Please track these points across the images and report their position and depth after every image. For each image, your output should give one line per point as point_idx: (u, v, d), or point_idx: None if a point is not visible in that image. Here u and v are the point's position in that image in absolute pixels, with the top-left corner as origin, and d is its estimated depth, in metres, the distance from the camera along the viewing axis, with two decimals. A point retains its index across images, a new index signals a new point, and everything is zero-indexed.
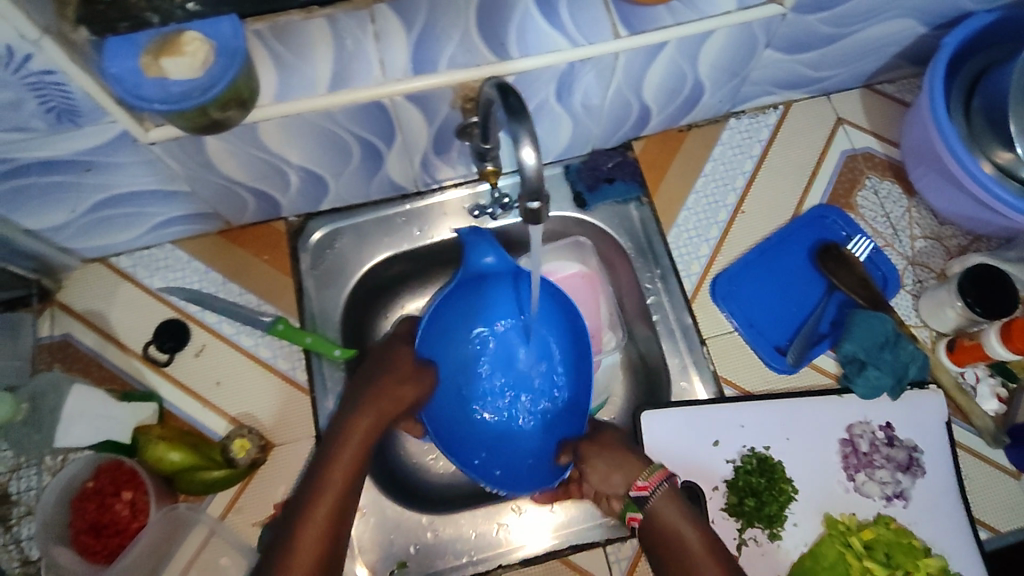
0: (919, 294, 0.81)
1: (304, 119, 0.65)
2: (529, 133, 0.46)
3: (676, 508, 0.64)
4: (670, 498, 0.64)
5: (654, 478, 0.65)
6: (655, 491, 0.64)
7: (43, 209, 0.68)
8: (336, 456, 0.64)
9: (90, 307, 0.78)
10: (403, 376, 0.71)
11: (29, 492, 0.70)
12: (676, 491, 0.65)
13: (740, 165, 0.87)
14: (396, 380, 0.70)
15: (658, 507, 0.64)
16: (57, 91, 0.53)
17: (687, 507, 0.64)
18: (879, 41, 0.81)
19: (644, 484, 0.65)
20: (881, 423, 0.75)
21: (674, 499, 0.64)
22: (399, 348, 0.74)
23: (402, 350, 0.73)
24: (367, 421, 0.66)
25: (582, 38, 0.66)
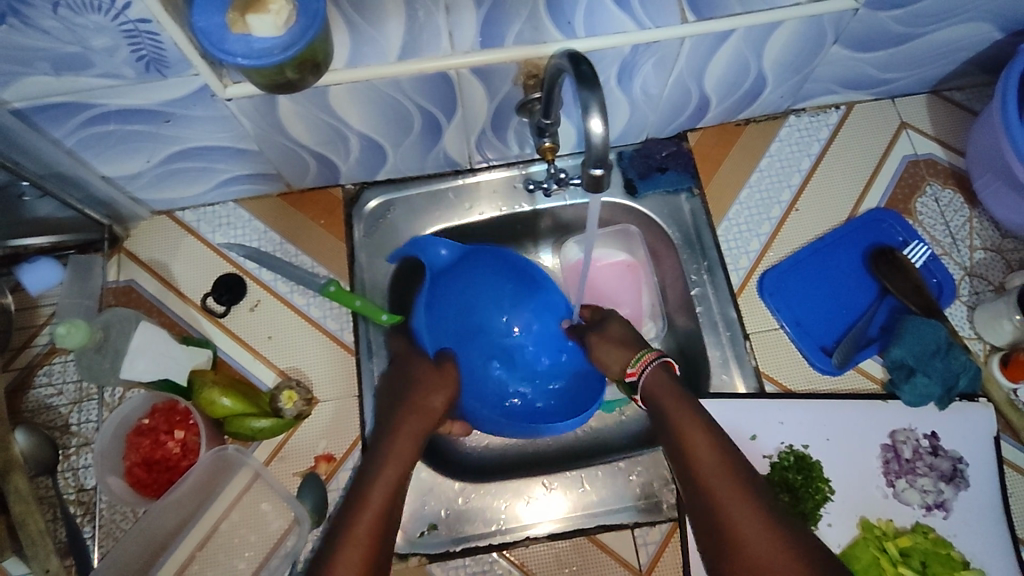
0: (974, 306, 0.79)
1: (372, 86, 0.67)
2: (598, 102, 0.47)
3: (669, 380, 0.68)
4: (659, 380, 0.68)
5: (638, 364, 0.70)
6: (643, 373, 0.69)
7: (121, 157, 0.72)
8: (367, 496, 0.63)
9: (154, 257, 0.82)
10: (432, 395, 0.73)
11: (88, 425, 0.74)
12: (669, 375, 0.69)
13: (797, 163, 0.86)
14: (405, 416, 0.70)
15: (647, 383, 0.68)
16: (149, 40, 0.56)
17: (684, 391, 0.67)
18: (951, 45, 0.79)
19: (632, 372, 0.70)
20: (926, 432, 0.73)
21: (670, 379, 0.68)
22: (416, 369, 0.75)
23: (420, 366, 0.75)
24: (407, 439, 0.69)
25: (648, 21, 0.66)
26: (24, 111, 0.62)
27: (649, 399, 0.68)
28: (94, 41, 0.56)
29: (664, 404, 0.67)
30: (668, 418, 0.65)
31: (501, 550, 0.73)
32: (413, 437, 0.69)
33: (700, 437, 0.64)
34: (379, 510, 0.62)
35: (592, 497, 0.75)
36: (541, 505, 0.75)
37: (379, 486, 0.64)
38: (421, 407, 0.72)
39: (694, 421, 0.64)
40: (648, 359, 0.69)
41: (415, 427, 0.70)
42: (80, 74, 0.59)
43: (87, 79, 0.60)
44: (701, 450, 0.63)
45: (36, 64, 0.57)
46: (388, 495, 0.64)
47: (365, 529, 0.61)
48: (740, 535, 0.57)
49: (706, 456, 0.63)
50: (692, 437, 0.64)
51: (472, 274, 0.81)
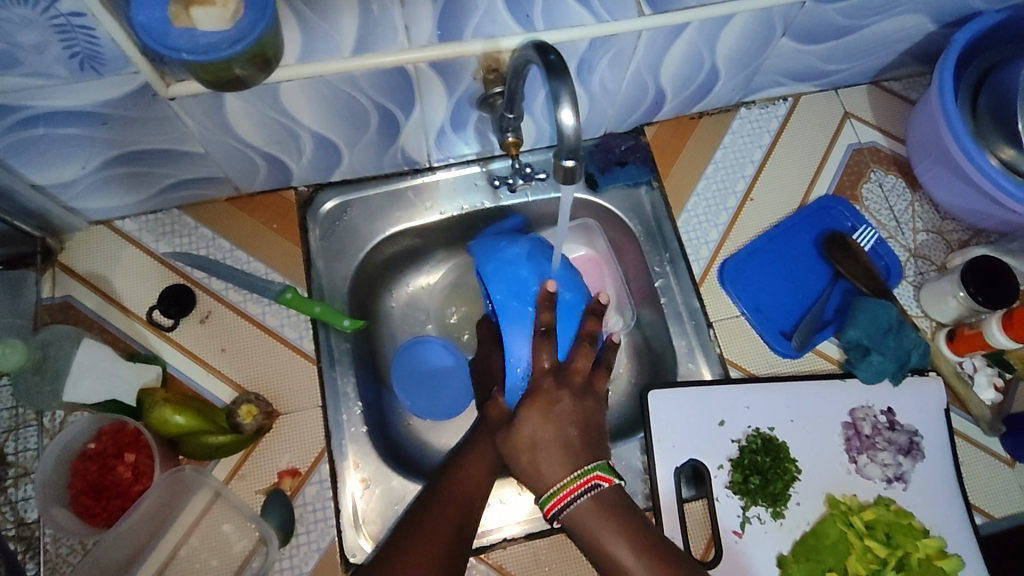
0: (920, 285, 0.83)
1: (326, 82, 0.65)
2: (569, 91, 0.47)
3: (589, 505, 0.64)
4: (581, 510, 0.63)
5: (553, 504, 0.63)
6: (562, 511, 0.63)
7: (52, 164, 0.66)
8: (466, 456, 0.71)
9: (93, 270, 0.77)
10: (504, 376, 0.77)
11: (27, 453, 0.69)
12: (600, 498, 0.64)
13: (749, 154, 0.88)
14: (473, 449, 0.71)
15: (575, 515, 0.64)
16: (82, 36, 0.52)
17: (631, 517, 0.64)
18: (890, 36, 0.82)
19: (547, 511, 0.64)
20: (882, 408, 0.76)
21: (598, 502, 0.64)
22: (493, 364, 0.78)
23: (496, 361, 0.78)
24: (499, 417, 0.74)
25: (607, 13, 0.66)
26: None
27: (572, 528, 0.64)
28: (21, 37, 0.51)
29: (596, 533, 0.63)
30: (596, 540, 0.63)
31: (479, 554, 0.71)
32: (482, 471, 0.70)
33: (625, 555, 0.62)
34: (441, 546, 0.63)
35: None
36: (517, 503, 0.75)
37: (442, 515, 0.65)
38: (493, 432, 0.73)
39: (619, 543, 0.63)
40: (574, 489, 0.63)
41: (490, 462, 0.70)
42: (6, 74, 0.55)
43: (14, 78, 0.55)
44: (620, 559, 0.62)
45: None
46: (454, 520, 0.65)
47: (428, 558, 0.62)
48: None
49: (636, 565, 0.62)
50: (616, 556, 0.63)
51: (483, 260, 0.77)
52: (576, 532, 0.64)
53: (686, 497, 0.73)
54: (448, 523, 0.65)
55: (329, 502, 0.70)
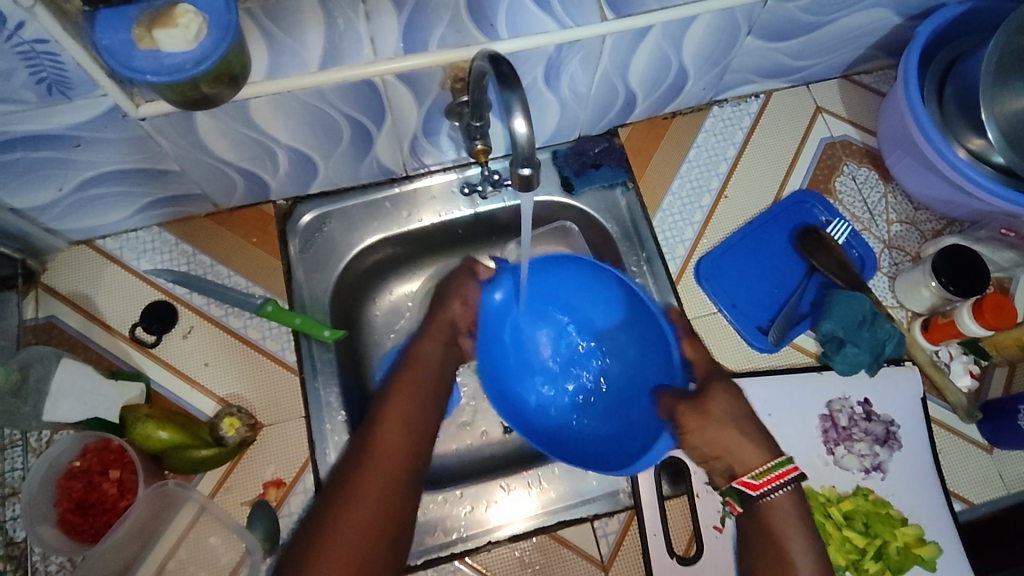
0: (895, 276, 0.83)
1: (295, 97, 0.66)
2: (521, 102, 0.48)
3: (795, 505, 0.70)
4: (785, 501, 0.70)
5: (761, 480, 0.70)
6: (772, 489, 0.69)
7: (29, 187, 0.68)
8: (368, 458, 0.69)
9: (75, 290, 0.78)
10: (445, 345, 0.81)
11: (14, 473, 0.70)
12: (797, 495, 0.70)
13: (723, 152, 0.89)
14: (394, 398, 0.74)
15: (767, 504, 0.70)
16: (48, 61, 0.53)
17: (805, 509, 0.70)
18: (856, 31, 0.83)
19: (755, 485, 0.70)
20: (859, 399, 0.77)
21: (795, 499, 0.70)
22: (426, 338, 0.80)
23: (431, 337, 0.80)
24: (404, 402, 0.74)
25: (569, 20, 0.67)
26: None
27: (756, 514, 0.70)
28: None
29: (781, 532, 0.68)
30: (777, 541, 0.68)
31: (463, 557, 0.72)
32: (400, 422, 0.72)
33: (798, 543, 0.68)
34: (365, 510, 0.66)
35: (551, 494, 0.75)
36: (501, 509, 0.74)
37: (365, 478, 0.68)
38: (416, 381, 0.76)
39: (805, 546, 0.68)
40: (777, 477, 0.69)
41: (403, 410, 0.73)
42: None
43: None
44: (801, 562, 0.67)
45: None
46: (375, 482, 0.68)
47: (350, 527, 0.65)
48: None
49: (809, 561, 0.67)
50: (793, 552, 0.67)
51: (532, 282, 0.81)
52: (755, 521, 0.70)
53: (667, 493, 0.74)
54: (370, 521, 0.66)
55: None
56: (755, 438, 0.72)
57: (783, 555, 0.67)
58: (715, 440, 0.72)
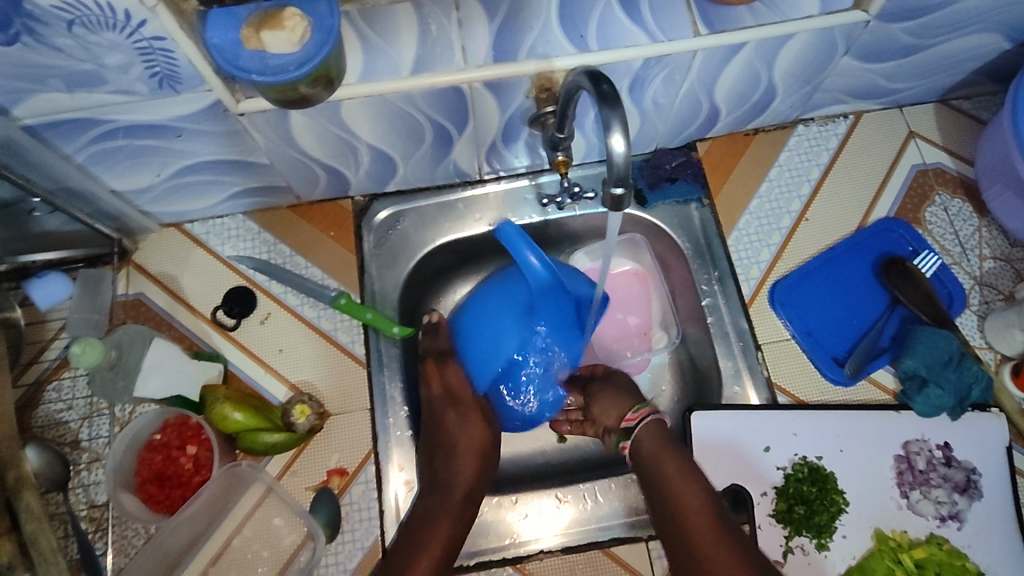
0: (984, 315, 0.79)
1: (384, 100, 0.67)
2: (621, 121, 0.48)
3: (663, 430, 0.70)
4: (652, 429, 0.70)
5: (636, 413, 0.72)
6: (640, 423, 0.71)
7: (130, 171, 0.71)
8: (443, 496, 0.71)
9: (163, 270, 0.82)
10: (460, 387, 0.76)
11: (99, 440, 0.74)
12: (664, 428, 0.70)
13: (806, 173, 0.86)
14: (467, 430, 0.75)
15: (643, 435, 0.70)
16: (162, 57, 0.56)
17: (670, 437, 0.70)
18: (960, 55, 0.79)
19: (631, 416, 0.72)
20: (939, 442, 0.73)
21: (660, 434, 0.70)
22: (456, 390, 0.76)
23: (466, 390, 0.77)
24: (470, 439, 0.75)
25: (661, 34, 0.66)
26: (36, 127, 0.61)
27: (638, 450, 0.69)
28: (108, 59, 0.55)
29: (654, 450, 0.68)
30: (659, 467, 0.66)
31: (515, 565, 0.72)
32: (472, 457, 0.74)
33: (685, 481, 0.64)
34: (446, 537, 0.68)
35: (606, 509, 0.75)
36: (533, 522, 0.75)
37: (444, 515, 0.70)
38: (474, 449, 0.74)
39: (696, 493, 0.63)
40: (637, 414, 0.72)
41: (465, 483, 0.72)
42: (93, 91, 0.59)
43: (100, 95, 0.59)
44: (697, 516, 0.62)
45: (50, 81, 0.57)
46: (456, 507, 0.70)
47: (439, 543, 0.68)
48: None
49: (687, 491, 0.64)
50: (688, 500, 0.63)
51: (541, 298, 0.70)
52: (642, 467, 0.68)
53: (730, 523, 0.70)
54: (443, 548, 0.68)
55: (372, 504, 0.73)
56: (632, 398, 0.76)
57: (676, 509, 0.63)
58: (602, 407, 0.77)
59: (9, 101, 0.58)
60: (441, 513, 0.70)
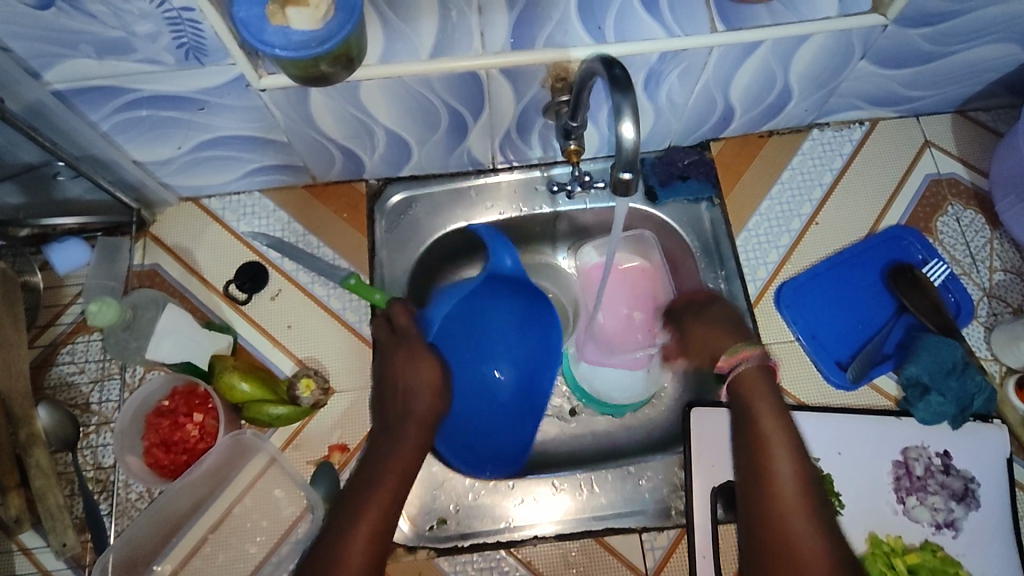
0: (992, 327, 0.79)
1: (403, 83, 0.68)
2: (632, 107, 0.49)
3: (766, 380, 0.68)
4: (754, 375, 0.68)
5: (732, 358, 0.70)
6: (737, 368, 0.69)
7: (153, 142, 0.73)
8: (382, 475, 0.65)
9: (179, 243, 0.84)
10: (408, 369, 0.73)
11: (109, 404, 0.76)
12: (766, 371, 0.68)
13: (818, 177, 0.86)
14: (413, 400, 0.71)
15: (743, 377, 0.68)
16: (190, 28, 0.57)
17: (773, 389, 0.68)
18: (978, 65, 0.79)
19: (723, 363, 0.70)
20: (938, 450, 0.73)
21: (764, 375, 0.68)
22: (405, 366, 0.73)
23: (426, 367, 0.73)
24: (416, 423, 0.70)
25: (678, 29, 0.67)
26: (65, 92, 0.63)
27: (738, 389, 0.68)
28: (138, 27, 0.57)
29: (749, 396, 0.67)
30: (762, 437, 0.65)
31: (509, 548, 0.73)
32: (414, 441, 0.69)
33: (779, 435, 0.64)
34: (376, 518, 0.62)
35: (601, 500, 0.75)
36: (528, 509, 0.75)
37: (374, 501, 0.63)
38: (422, 422, 0.70)
39: (785, 435, 0.64)
40: (745, 353, 0.69)
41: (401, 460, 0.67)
42: (122, 60, 0.60)
43: (128, 64, 0.61)
44: (785, 470, 0.62)
45: (81, 47, 0.58)
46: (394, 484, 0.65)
47: (368, 523, 0.61)
48: (812, 573, 0.57)
49: (774, 433, 0.64)
50: (776, 460, 0.63)
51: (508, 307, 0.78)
52: (736, 400, 0.68)
53: (721, 519, 0.73)
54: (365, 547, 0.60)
55: None
56: (735, 337, 0.74)
57: (763, 467, 0.63)
58: (699, 348, 0.77)
59: (40, 64, 0.60)
60: (383, 479, 0.65)
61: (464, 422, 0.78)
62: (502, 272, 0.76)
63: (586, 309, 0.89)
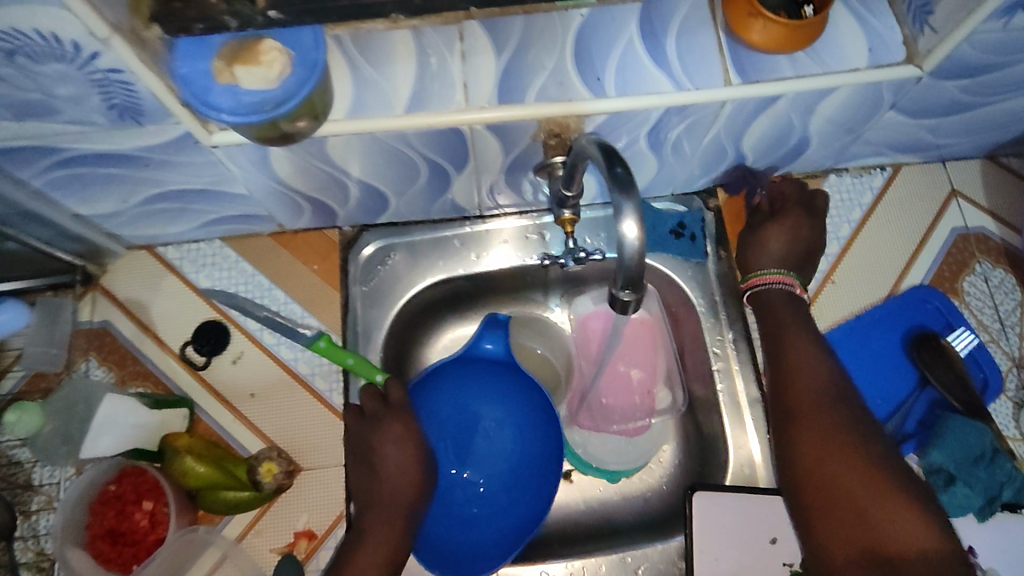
0: (1021, 403, 0.72)
1: (375, 138, 0.60)
2: (636, 206, 0.42)
3: (786, 303, 0.66)
4: (784, 298, 0.66)
5: (761, 279, 0.67)
6: (758, 289, 0.68)
7: (95, 197, 0.65)
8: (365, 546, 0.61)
9: (132, 297, 0.76)
10: (388, 442, 0.65)
11: (52, 482, 0.69)
12: (790, 297, 0.66)
13: (835, 230, 0.78)
14: (393, 467, 0.64)
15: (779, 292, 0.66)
16: (121, 89, 0.49)
17: (798, 308, 0.66)
18: (1016, 114, 0.71)
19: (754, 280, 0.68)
20: (963, 547, 0.67)
21: (789, 306, 0.66)
22: (386, 436, 0.66)
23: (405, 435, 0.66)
24: (404, 483, 0.64)
25: (688, 81, 0.59)
26: None
27: (764, 317, 0.66)
28: (59, 88, 0.49)
29: (779, 318, 0.65)
30: (792, 354, 0.61)
31: None
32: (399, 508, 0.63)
33: (807, 360, 0.61)
34: None
35: None
36: None
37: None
38: (405, 490, 0.64)
39: (804, 338, 0.62)
40: (773, 278, 0.67)
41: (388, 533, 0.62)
42: (46, 121, 0.52)
43: (53, 125, 0.53)
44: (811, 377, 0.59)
45: None
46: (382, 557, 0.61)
47: None
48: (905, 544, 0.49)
49: (806, 357, 0.61)
50: (802, 381, 0.59)
51: (494, 388, 0.74)
52: (763, 320, 0.66)
53: None
54: None
55: None
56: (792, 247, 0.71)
57: (791, 372, 0.60)
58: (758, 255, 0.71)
59: None
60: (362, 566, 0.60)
61: (456, 516, 0.72)
62: (477, 356, 0.73)
63: (579, 372, 0.81)
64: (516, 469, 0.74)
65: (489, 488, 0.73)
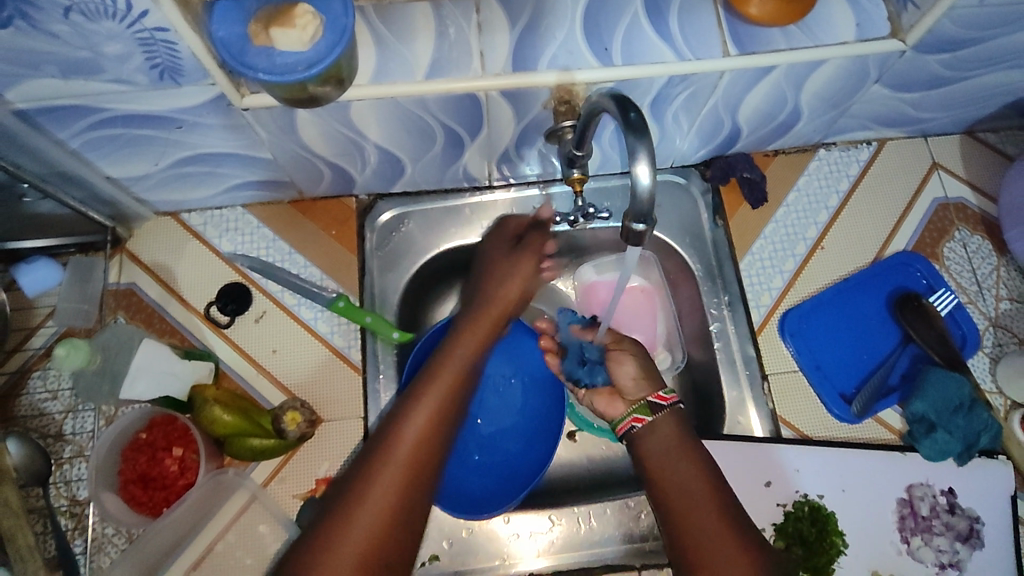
0: (997, 359, 0.77)
1: (397, 104, 0.64)
2: (647, 150, 0.46)
3: (672, 427, 0.64)
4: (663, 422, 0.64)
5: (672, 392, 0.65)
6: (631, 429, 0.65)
7: (128, 158, 0.68)
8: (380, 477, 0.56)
9: (157, 260, 0.79)
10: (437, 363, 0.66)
11: (83, 433, 0.73)
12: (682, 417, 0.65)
13: (824, 199, 0.83)
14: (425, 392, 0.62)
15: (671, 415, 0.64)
16: (164, 48, 0.53)
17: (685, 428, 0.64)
18: (992, 89, 0.76)
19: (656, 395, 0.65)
20: (943, 488, 0.72)
21: (677, 419, 0.64)
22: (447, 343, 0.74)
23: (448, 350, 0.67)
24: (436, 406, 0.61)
25: (689, 52, 0.63)
26: (28, 112, 0.58)
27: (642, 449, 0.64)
28: (106, 47, 0.52)
29: (659, 449, 0.62)
30: (671, 487, 0.60)
31: None
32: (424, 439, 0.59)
33: (694, 487, 0.60)
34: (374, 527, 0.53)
35: (598, 535, 0.75)
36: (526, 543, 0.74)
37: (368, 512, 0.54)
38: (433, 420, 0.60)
39: (691, 465, 0.61)
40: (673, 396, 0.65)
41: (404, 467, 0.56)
42: (90, 79, 0.56)
43: (96, 84, 0.56)
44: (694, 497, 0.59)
45: (44, 67, 0.53)
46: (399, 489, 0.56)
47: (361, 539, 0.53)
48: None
49: (695, 493, 0.60)
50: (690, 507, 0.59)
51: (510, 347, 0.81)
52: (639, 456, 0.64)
53: None
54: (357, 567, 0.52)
55: None
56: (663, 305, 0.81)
57: (673, 496, 0.60)
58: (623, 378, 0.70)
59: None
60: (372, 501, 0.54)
61: (472, 463, 0.78)
62: None
63: None
64: (529, 419, 0.80)
65: (502, 438, 0.79)
